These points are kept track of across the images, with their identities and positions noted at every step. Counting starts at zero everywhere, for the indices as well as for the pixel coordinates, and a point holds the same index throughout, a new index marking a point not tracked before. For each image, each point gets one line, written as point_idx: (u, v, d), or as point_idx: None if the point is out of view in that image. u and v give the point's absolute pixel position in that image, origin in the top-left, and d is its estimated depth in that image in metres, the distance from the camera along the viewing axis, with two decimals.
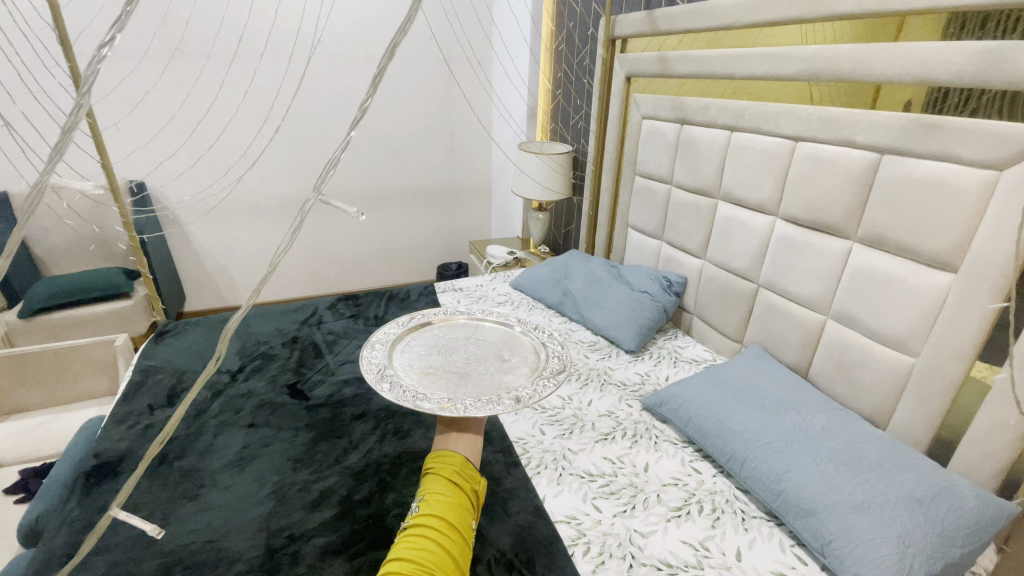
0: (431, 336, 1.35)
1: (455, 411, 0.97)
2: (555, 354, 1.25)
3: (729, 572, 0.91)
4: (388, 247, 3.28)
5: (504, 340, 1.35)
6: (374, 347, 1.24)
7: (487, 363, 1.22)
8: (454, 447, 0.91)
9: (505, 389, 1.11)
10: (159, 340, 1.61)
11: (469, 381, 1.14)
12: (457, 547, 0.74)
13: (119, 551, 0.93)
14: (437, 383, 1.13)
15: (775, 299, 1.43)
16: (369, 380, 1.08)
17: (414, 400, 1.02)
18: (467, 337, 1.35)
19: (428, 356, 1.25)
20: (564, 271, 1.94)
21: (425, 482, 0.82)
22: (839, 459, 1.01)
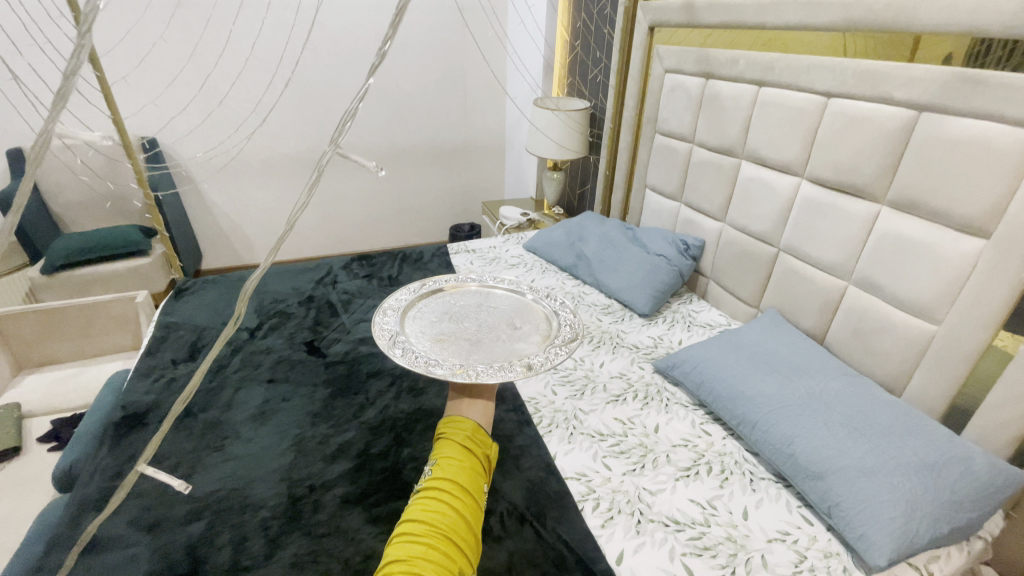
0: (442, 303, 1.35)
1: (467, 376, 0.97)
2: (567, 322, 1.25)
3: (736, 530, 0.94)
4: (401, 206, 3.26)
5: (516, 308, 1.34)
6: (385, 314, 1.24)
7: (499, 330, 1.22)
8: (466, 413, 0.91)
9: (517, 356, 1.11)
10: (179, 297, 1.64)
11: (481, 348, 1.14)
12: (470, 510, 0.74)
13: (150, 497, 0.98)
14: (449, 350, 1.13)
15: (795, 264, 1.40)
16: (381, 346, 1.09)
17: (426, 365, 1.03)
18: (479, 304, 1.35)
19: (440, 323, 1.25)
20: (578, 233, 1.91)
21: (438, 446, 0.81)
22: (852, 423, 1.01)
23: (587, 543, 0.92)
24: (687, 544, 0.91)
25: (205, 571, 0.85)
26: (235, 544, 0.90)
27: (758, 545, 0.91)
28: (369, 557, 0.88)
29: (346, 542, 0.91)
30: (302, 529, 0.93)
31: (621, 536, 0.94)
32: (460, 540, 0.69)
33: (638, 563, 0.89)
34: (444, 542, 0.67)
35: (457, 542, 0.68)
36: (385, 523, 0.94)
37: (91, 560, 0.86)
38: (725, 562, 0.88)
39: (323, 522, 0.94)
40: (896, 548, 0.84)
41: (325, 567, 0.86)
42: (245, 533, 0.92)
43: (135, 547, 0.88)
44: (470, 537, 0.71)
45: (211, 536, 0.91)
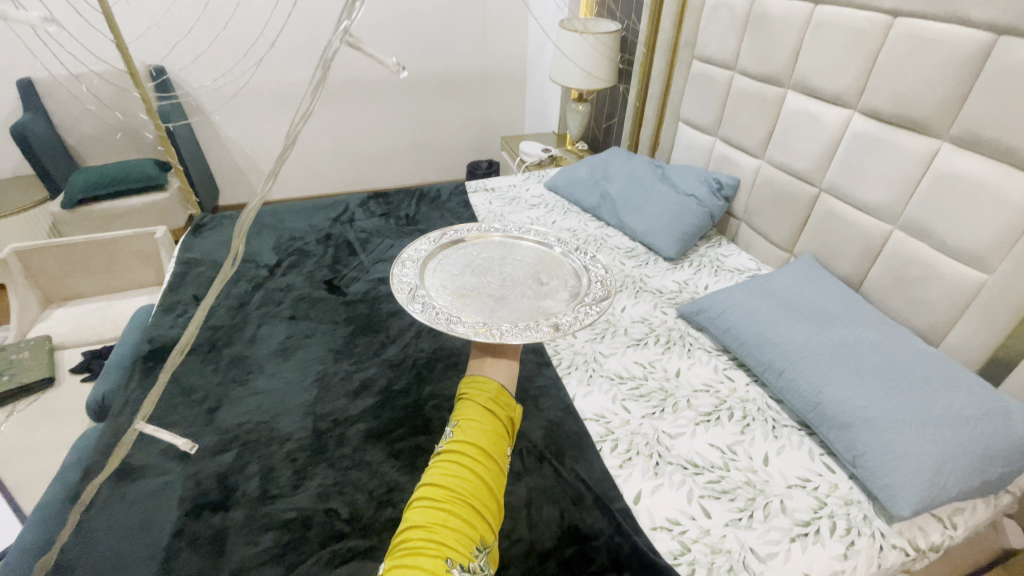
0: (463, 254, 1.29)
1: (490, 337, 0.94)
2: (597, 279, 1.19)
3: (755, 475, 0.93)
4: (418, 141, 3.15)
5: (542, 262, 1.28)
6: (405, 265, 1.19)
7: (524, 286, 1.17)
8: (489, 373, 0.87)
9: (544, 314, 1.07)
10: (197, 233, 1.63)
11: (505, 305, 1.10)
12: (494, 476, 0.69)
13: (181, 428, 1.02)
14: (471, 306, 1.09)
15: (837, 205, 1.31)
16: (401, 301, 1.05)
17: (447, 323, 1.00)
18: (503, 257, 1.28)
19: (462, 276, 1.20)
20: (603, 171, 1.82)
21: (458, 408, 0.76)
22: (885, 373, 0.98)
23: (605, 482, 0.93)
24: (705, 487, 0.91)
25: (236, 497, 0.89)
26: (263, 474, 0.93)
27: (777, 490, 0.90)
28: (391, 490, 0.90)
29: (370, 474, 0.93)
30: (327, 461, 0.95)
31: (638, 477, 0.94)
32: (483, 508, 0.65)
33: (654, 504, 0.90)
34: (468, 510, 0.63)
35: (481, 510, 0.64)
36: (407, 457, 0.96)
37: (129, 484, 0.91)
38: (743, 506, 0.88)
39: (347, 455, 0.96)
40: (920, 499, 0.83)
41: (351, 497, 0.89)
42: (273, 464, 0.95)
43: (169, 474, 0.93)
44: (492, 503, 0.67)
45: (241, 465, 0.94)
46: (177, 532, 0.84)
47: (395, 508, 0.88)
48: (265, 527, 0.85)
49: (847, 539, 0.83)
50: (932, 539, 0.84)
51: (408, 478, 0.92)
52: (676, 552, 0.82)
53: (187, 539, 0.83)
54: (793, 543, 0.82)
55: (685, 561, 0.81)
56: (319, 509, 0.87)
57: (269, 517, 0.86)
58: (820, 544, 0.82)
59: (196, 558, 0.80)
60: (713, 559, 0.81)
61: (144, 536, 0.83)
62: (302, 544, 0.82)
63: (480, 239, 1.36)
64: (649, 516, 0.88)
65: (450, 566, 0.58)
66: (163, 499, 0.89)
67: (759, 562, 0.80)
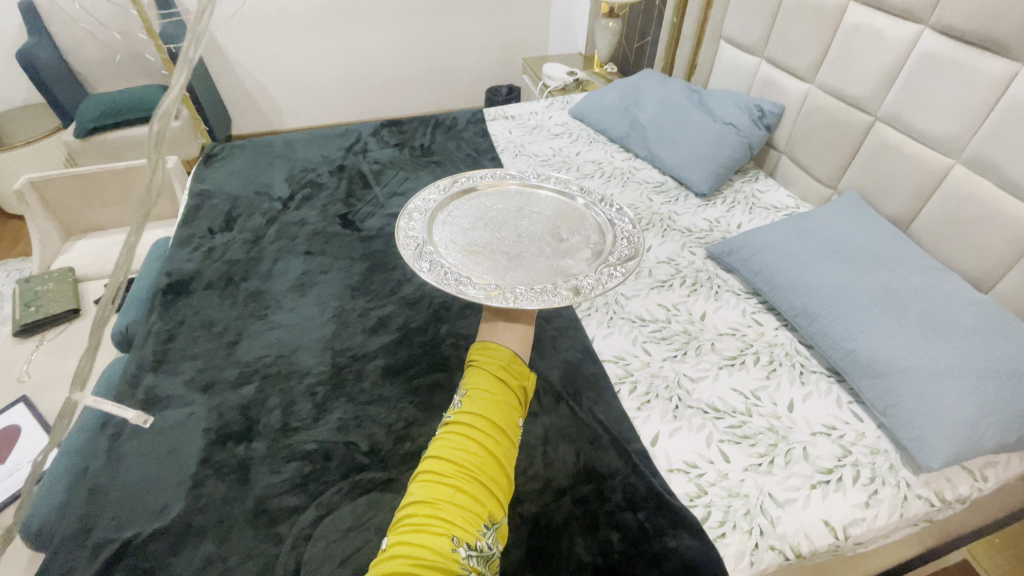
0: (476, 205, 1.18)
1: (504, 302, 0.86)
2: (624, 236, 1.08)
3: (778, 421, 0.91)
4: (434, 64, 2.96)
5: (562, 215, 1.17)
6: (411, 218, 1.09)
7: (541, 241, 1.07)
8: (501, 339, 0.85)
9: (562, 275, 0.97)
10: (208, 164, 1.59)
11: (520, 263, 1.00)
12: (504, 452, 0.67)
13: (202, 360, 1.03)
14: (483, 264, 0.99)
15: (892, 137, 1.19)
16: (406, 259, 0.96)
17: (456, 285, 0.91)
18: (518, 209, 1.16)
19: (474, 230, 1.09)
20: (634, 96, 1.69)
21: (468, 377, 0.74)
22: (929, 321, 0.91)
23: (623, 424, 0.91)
24: (725, 432, 0.90)
25: (258, 429, 0.91)
26: (284, 406, 0.94)
27: (801, 437, 0.88)
28: (409, 425, 0.91)
29: (388, 410, 0.93)
30: (346, 396, 0.95)
31: (657, 419, 0.92)
32: (492, 485, 0.63)
33: (672, 446, 0.88)
34: (475, 486, 0.62)
35: (489, 485, 0.62)
36: (425, 394, 0.96)
37: (155, 414, 0.94)
38: (764, 452, 0.86)
39: (366, 390, 0.96)
40: (952, 452, 0.79)
41: (370, 431, 0.90)
42: (293, 397, 0.96)
43: (193, 405, 0.95)
44: (501, 478, 0.65)
45: (262, 398, 0.96)
46: (204, 460, 0.86)
47: (414, 443, 0.88)
48: (287, 457, 0.86)
49: (870, 488, 0.81)
50: (960, 491, 0.82)
51: (425, 414, 0.92)
52: (692, 495, 0.81)
53: (214, 467, 0.86)
54: (813, 489, 0.81)
55: (701, 503, 0.80)
56: (339, 441, 0.88)
57: (291, 448, 0.88)
58: (841, 492, 0.81)
59: (222, 485, 0.83)
60: (729, 502, 0.80)
61: (172, 463, 0.86)
62: (323, 475, 0.84)
63: (494, 188, 1.24)
64: (667, 458, 0.87)
65: (455, 544, 0.56)
66: (189, 429, 0.92)
67: (777, 507, 0.79)
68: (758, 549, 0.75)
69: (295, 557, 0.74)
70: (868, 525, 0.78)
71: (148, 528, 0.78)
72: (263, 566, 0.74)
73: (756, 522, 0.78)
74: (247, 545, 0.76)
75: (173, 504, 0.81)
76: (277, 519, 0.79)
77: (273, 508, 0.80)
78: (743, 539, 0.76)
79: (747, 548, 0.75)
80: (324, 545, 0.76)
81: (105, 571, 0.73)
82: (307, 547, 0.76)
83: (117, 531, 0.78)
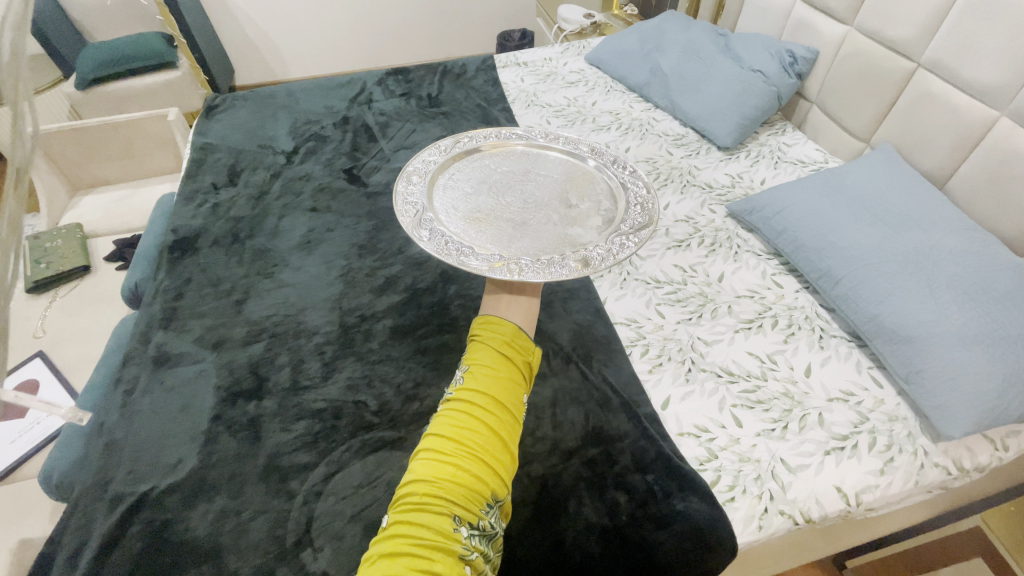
0: (480, 167, 1.12)
1: (508, 273, 0.83)
2: (636, 202, 1.02)
3: (794, 386, 0.89)
4: (442, 7, 2.80)
5: (571, 178, 1.11)
6: (411, 180, 1.04)
7: (549, 208, 1.02)
8: (505, 315, 0.79)
9: (570, 245, 0.93)
10: (210, 116, 1.54)
11: (526, 231, 0.96)
12: (507, 429, 0.65)
13: (211, 318, 1.03)
14: (487, 232, 0.95)
15: (936, 86, 1.10)
16: (405, 227, 0.92)
17: (458, 255, 0.87)
18: (525, 172, 1.11)
19: (477, 195, 1.04)
20: (656, 40, 1.58)
21: (470, 351, 0.71)
22: (962, 285, 0.86)
23: (634, 388, 0.90)
24: (739, 396, 0.88)
25: (268, 387, 0.91)
26: (293, 365, 0.94)
27: (817, 403, 0.86)
28: (418, 385, 0.90)
29: (398, 369, 0.92)
30: (355, 355, 0.95)
31: (668, 383, 0.91)
32: (494, 463, 0.61)
33: (683, 410, 0.87)
34: (477, 464, 0.60)
35: (491, 463, 0.61)
36: (433, 354, 0.95)
37: (167, 371, 0.95)
38: (778, 417, 0.84)
39: (374, 350, 0.95)
40: (974, 420, 0.77)
41: (379, 390, 0.89)
42: (302, 356, 0.95)
43: (204, 363, 0.96)
44: (504, 455, 0.63)
45: (271, 357, 0.95)
46: (216, 417, 0.87)
47: (423, 403, 0.88)
48: (298, 416, 0.87)
49: (886, 455, 0.80)
50: (979, 460, 0.80)
51: (434, 375, 0.91)
52: (702, 459, 0.80)
53: (225, 424, 0.86)
54: (827, 456, 0.80)
55: (711, 467, 0.79)
56: (349, 400, 0.88)
57: (301, 406, 0.88)
58: (856, 458, 0.79)
59: (234, 441, 0.84)
60: (740, 467, 0.79)
61: (185, 419, 0.87)
62: (334, 433, 0.84)
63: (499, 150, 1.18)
64: (677, 422, 0.85)
65: (457, 525, 0.56)
66: (200, 386, 0.92)
67: (789, 473, 0.78)
68: (767, 513, 0.75)
69: (306, 512, 0.76)
70: (882, 492, 0.77)
71: (164, 481, 0.80)
72: (276, 520, 0.75)
73: (766, 487, 0.77)
74: (260, 500, 0.77)
75: (187, 459, 0.82)
76: (289, 475, 0.80)
77: (285, 465, 0.81)
78: (752, 503, 0.76)
79: (756, 512, 0.75)
80: (335, 501, 0.77)
81: (124, 522, 0.75)
82: (318, 503, 0.77)
83: (134, 484, 0.80)
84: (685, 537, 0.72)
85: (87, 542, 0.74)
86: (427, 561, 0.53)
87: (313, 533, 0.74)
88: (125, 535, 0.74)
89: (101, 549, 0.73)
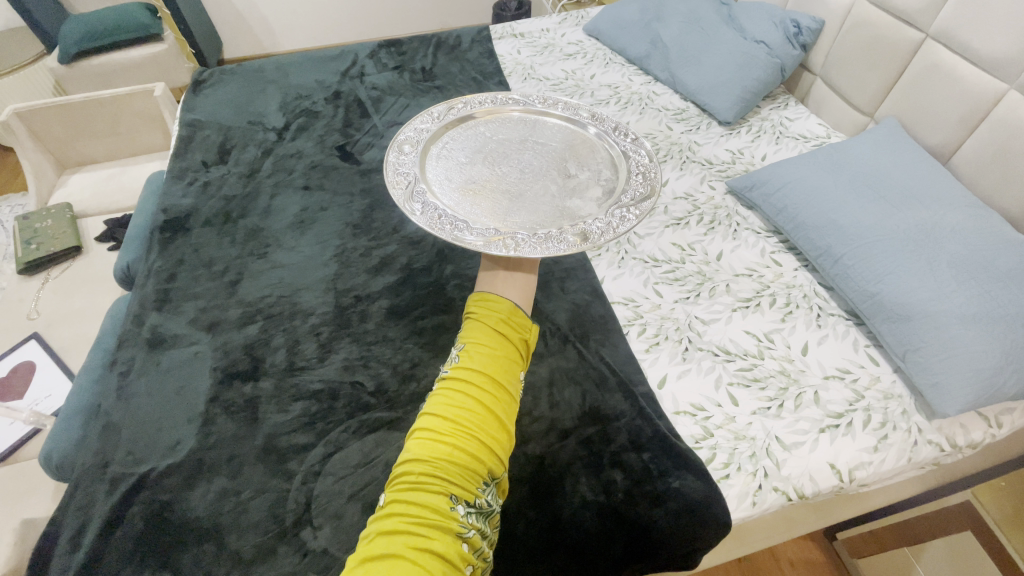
0: (475, 135, 1.10)
1: (505, 249, 0.82)
2: (637, 171, 1.01)
3: (791, 365, 0.89)
4: None
5: (570, 147, 1.08)
6: (402, 150, 1.02)
7: (547, 179, 1.00)
8: (501, 291, 0.79)
9: (570, 218, 0.92)
10: (198, 91, 1.49)
11: (523, 203, 0.94)
12: (504, 408, 0.65)
13: (205, 299, 1.02)
14: (483, 204, 0.93)
15: (944, 58, 1.07)
16: (397, 200, 0.89)
17: (452, 229, 0.85)
18: (522, 141, 1.08)
19: (472, 164, 1.02)
20: (657, 9, 1.52)
21: (466, 330, 0.71)
22: (963, 263, 0.86)
23: (631, 367, 0.90)
24: (735, 375, 0.88)
25: (265, 368, 0.91)
26: (289, 347, 0.93)
27: (813, 381, 0.86)
28: (416, 365, 0.90)
29: (394, 350, 0.92)
30: (351, 336, 0.94)
31: (665, 362, 0.91)
32: (491, 441, 0.61)
33: (680, 389, 0.87)
34: (474, 443, 0.60)
35: (488, 442, 0.61)
36: (429, 335, 0.94)
37: (162, 353, 0.94)
38: (774, 395, 0.85)
39: (371, 331, 0.95)
40: (969, 397, 0.77)
41: (376, 371, 0.89)
42: (298, 337, 0.95)
43: (199, 344, 0.95)
44: (500, 434, 0.63)
45: (266, 338, 0.95)
46: (213, 399, 0.87)
47: (419, 384, 0.87)
48: (295, 397, 0.87)
49: (880, 432, 0.80)
50: (972, 437, 0.81)
51: (431, 356, 0.91)
52: (698, 437, 0.81)
53: (222, 405, 0.86)
54: (821, 433, 0.80)
55: (707, 445, 0.80)
56: (346, 381, 0.88)
57: (298, 387, 0.88)
58: (850, 436, 0.80)
59: (232, 423, 0.84)
60: (736, 445, 0.80)
61: (182, 401, 0.87)
62: (331, 414, 0.84)
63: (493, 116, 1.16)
64: (673, 401, 0.86)
65: (454, 502, 0.56)
66: (196, 367, 0.92)
67: (783, 450, 0.79)
68: (761, 490, 0.76)
69: (305, 493, 0.76)
70: (875, 468, 0.78)
71: (163, 462, 0.80)
72: (276, 500, 0.76)
73: (761, 465, 0.77)
74: (259, 480, 0.78)
75: (185, 441, 0.82)
76: (287, 456, 0.80)
77: (283, 446, 0.81)
78: (747, 480, 0.76)
79: (751, 489, 0.75)
80: (333, 481, 0.77)
81: (124, 502, 0.76)
82: (317, 483, 0.77)
83: (133, 466, 0.80)
84: (679, 515, 0.73)
85: (88, 522, 0.75)
86: (424, 538, 0.53)
87: (312, 512, 0.74)
88: (126, 515, 0.75)
89: (103, 529, 0.73)
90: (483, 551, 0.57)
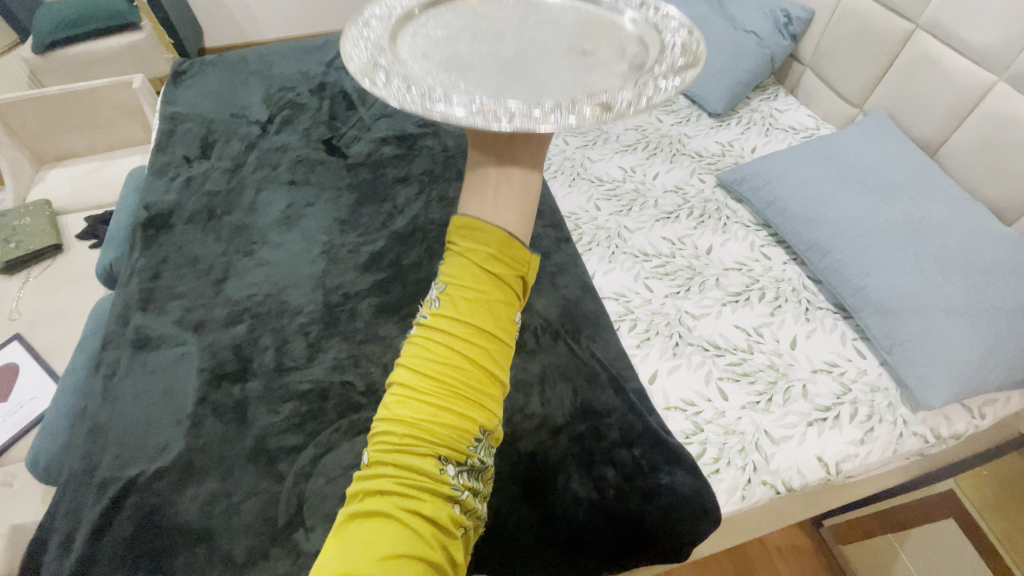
0: (456, 14, 0.81)
1: (501, 124, 0.52)
2: (676, 42, 0.71)
3: (780, 359, 0.89)
4: None
5: (585, 25, 0.79)
6: (365, 23, 0.75)
7: (557, 56, 0.72)
8: (503, 174, 0.54)
9: (589, 91, 0.64)
10: (178, 82, 1.45)
11: (522, 79, 0.67)
12: (496, 358, 0.50)
13: (190, 299, 1.00)
14: (468, 78, 0.67)
15: (933, 49, 1.07)
16: (351, 65, 0.63)
17: (424, 100, 0.57)
18: (520, 18, 0.80)
19: (453, 41, 0.75)
20: None
21: (446, 243, 0.52)
22: (949, 257, 0.87)
23: (622, 363, 0.90)
24: (725, 370, 0.88)
25: (253, 369, 0.90)
26: (277, 346, 0.92)
27: (801, 375, 0.87)
28: None
29: (384, 349, 0.91)
30: (340, 335, 0.93)
31: (656, 357, 0.91)
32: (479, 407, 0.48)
33: (670, 385, 0.87)
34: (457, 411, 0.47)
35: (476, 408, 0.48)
36: None
37: (148, 354, 0.93)
38: (763, 389, 0.85)
39: (360, 330, 0.94)
40: (953, 390, 0.79)
41: (367, 370, 0.88)
42: (287, 336, 0.93)
43: (185, 345, 0.94)
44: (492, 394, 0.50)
45: (254, 338, 0.94)
46: (201, 400, 0.86)
47: None
48: (285, 397, 0.86)
49: (866, 425, 0.81)
50: (956, 428, 0.82)
51: None
52: (688, 432, 0.82)
53: (211, 407, 0.85)
54: (809, 427, 0.81)
55: (697, 440, 0.81)
56: (335, 381, 0.87)
57: (287, 388, 0.87)
58: (837, 429, 0.81)
59: (221, 425, 0.83)
60: (725, 439, 0.80)
61: (169, 403, 0.86)
62: (322, 415, 0.84)
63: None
64: (664, 396, 0.86)
65: (441, 467, 0.47)
66: (183, 368, 0.91)
67: (772, 444, 0.80)
68: (751, 484, 0.77)
69: (296, 494, 0.76)
70: (861, 460, 0.80)
71: (151, 466, 0.79)
72: (267, 502, 0.75)
73: (750, 459, 0.78)
74: (250, 482, 0.77)
75: (173, 443, 0.81)
76: (278, 457, 0.79)
77: (273, 448, 0.80)
78: (736, 475, 0.77)
79: (740, 483, 0.76)
80: (325, 482, 0.77)
81: (113, 507, 0.75)
82: (308, 484, 0.77)
83: (120, 469, 0.79)
84: (670, 510, 0.74)
85: (77, 528, 0.74)
86: (414, 500, 0.46)
87: (304, 514, 0.74)
88: (115, 519, 0.74)
89: (91, 535, 0.72)
90: (474, 510, 0.51)
